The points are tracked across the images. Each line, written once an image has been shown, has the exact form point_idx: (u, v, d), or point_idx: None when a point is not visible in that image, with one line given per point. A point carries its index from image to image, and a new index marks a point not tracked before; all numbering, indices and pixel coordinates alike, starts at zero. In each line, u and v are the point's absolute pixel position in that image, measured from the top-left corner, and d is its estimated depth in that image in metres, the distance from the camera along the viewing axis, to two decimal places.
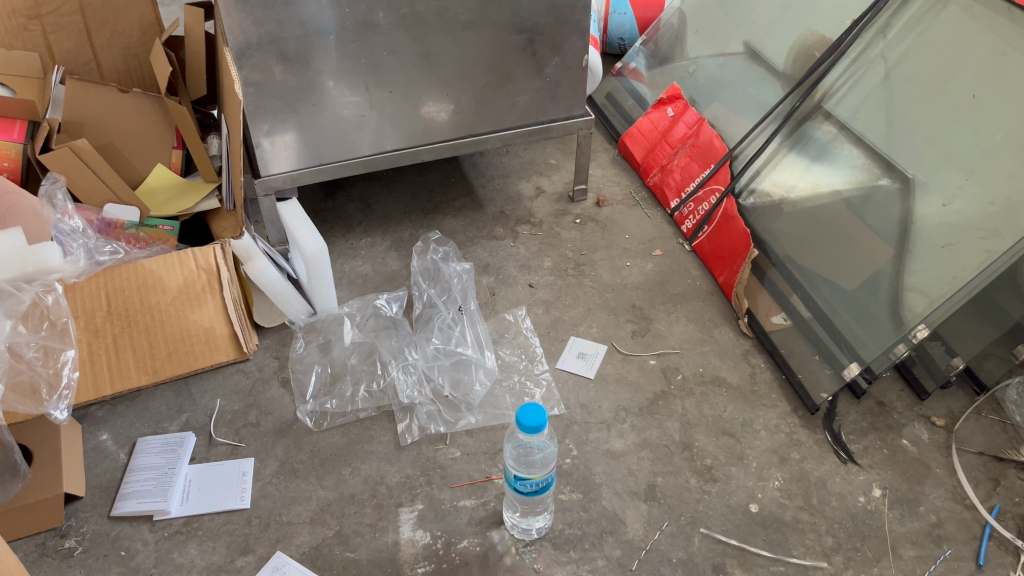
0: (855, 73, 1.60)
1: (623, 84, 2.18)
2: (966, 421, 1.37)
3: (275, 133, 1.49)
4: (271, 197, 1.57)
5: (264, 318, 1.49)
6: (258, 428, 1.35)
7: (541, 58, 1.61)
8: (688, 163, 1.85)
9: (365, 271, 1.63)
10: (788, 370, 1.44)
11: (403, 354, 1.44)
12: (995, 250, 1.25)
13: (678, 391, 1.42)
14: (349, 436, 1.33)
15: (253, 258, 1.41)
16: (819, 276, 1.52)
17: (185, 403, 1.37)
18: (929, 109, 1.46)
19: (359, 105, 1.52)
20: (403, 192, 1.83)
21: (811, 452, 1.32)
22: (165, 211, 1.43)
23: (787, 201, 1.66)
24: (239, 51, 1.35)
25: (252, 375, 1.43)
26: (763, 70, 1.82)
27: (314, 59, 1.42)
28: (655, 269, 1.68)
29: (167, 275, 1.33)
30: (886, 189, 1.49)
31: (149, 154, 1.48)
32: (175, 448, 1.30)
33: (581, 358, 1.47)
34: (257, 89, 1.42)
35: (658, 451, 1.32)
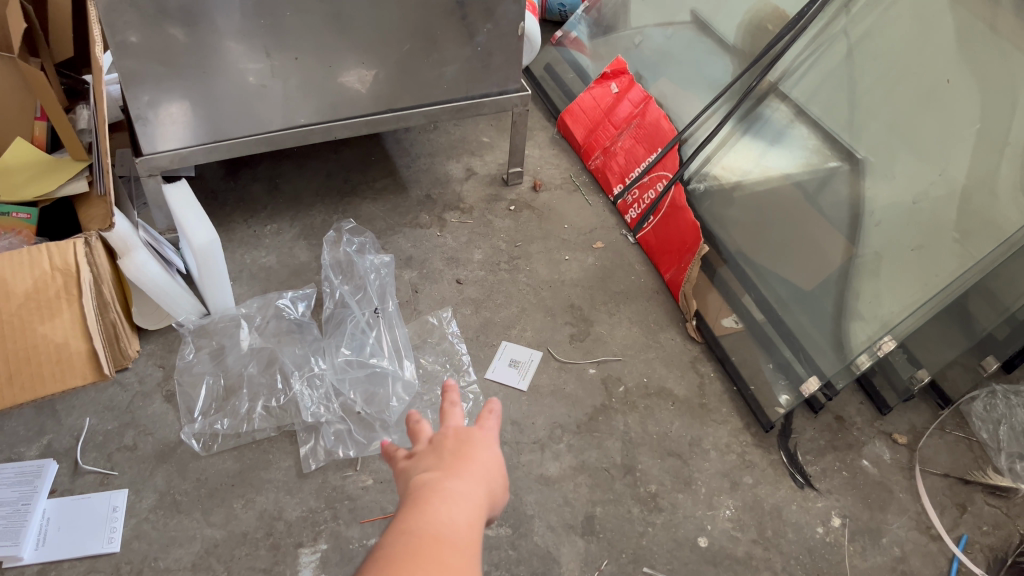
0: (815, 52, 1.45)
1: (563, 55, 2.01)
2: (929, 440, 1.27)
3: (158, 104, 1.25)
4: (156, 177, 1.35)
5: (147, 319, 1.28)
6: (135, 453, 1.15)
7: (472, 23, 1.41)
8: (633, 145, 1.69)
9: (269, 263, 1.43)
10: (740, 381, 1.32)
11: (308, 364, 1.26)
12: (972, 253, 1.13)
13: (620, 405, 1.27)
14: (243, 461, 1.15)
15: (131, 250, 1.18)
16: (769, 271, 1.40)
17: (48, 423, 1.17)
18: (896, 94, 1.31)
19: (261, 73, 1.30)
20: (316, 171, 1.64)
21: (764, 476, 1.19)
22: (21, 194, 1.20)
23: (739, 187, 1.52)
24: (107, 5, 1.10)
25: (131, 389, 1.23)
26: (715, 44, 1.66)
27: (207, 17, 1.19)
28: (595, 264, 1.53)
29: (12, 277, 1.06)
30: (840, 176, 1.36)
31: (5, 127, 1.28)
32: (32, 479, 1.09)
33: (513, 366, 1.31)
34: (134, 54, 1.17)
35: (597, 476, 1.17)
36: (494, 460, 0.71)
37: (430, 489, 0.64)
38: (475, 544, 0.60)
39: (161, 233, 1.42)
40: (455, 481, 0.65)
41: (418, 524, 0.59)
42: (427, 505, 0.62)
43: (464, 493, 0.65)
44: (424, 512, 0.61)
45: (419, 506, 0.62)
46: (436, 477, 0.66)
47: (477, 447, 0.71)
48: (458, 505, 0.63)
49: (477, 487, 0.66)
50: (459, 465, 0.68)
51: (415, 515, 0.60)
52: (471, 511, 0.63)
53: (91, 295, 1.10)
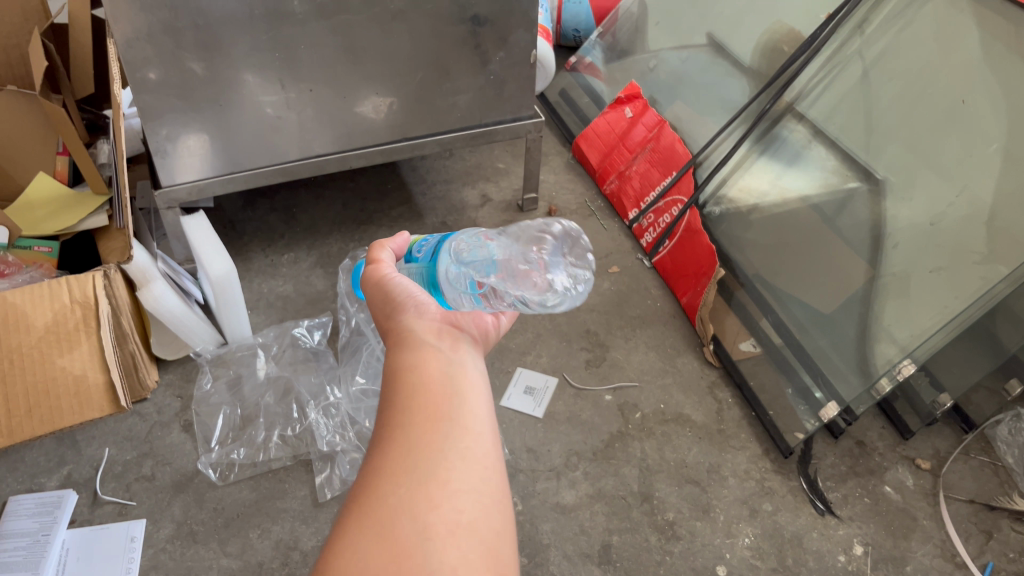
0: (830, 73, 1.42)
1: (577, 80, 2.02)
2: (953, 464, 1.25)
3: (177, 137, 1.28)
4: (176, 209, 1.37)
5: (165, 350, 1.29)
6: (153, 482, 1.15)
7: (485, 51, 1.42)
8: (647, 170, 1.69)
9: (286, 292, 1.45)
10: (759, 407, 1.30)
11: (324, 393, 1.27)
12: (990, 277, 1.09)
13: (637, 431, 1.27)
14: (259, 491, 1.15)
15: (150, 282, 1.19)
16: (787, 293, 1.39)
17: (68, 454, 1.18)
18: (914, 114, 1.27)
19: (277, 105, 1.32)
20: (333, 200, 1.65)
21: (784, 503, 1.18)
22: (41, 229, 1.23)
23: (756, 210, 1.51)
24: (124, 44, 1.12)
25: (150, 419, 1.24)
26: (730, 65, 1.64)
27: (224, 51, 1.20)
28: (611, 289, 1.53)
29: (32, 310, 1.10)
30: (861, 196, 1.33)
31: (29, 162, 1.32)
32: (51, 509, 1.10)
33: (529, 394, 1.31)
34: (152, 89, 1.19)
35: (613, 505, 1.16)
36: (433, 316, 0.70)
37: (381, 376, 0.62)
38: (456, 400, 0.59)
39: (180, 263, 1.44)
40: (398, 360, 0.64)
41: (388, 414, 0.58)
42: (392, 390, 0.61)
43: (420, 363, 0.63)
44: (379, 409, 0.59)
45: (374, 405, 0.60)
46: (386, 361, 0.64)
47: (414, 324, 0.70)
48: (409, 380, 0.61)
49: (418, 349, 0.65)
50: (406, 340, 0.66)
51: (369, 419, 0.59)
52: (429, 376, 0.61)
53: (109, 327, 1.13)
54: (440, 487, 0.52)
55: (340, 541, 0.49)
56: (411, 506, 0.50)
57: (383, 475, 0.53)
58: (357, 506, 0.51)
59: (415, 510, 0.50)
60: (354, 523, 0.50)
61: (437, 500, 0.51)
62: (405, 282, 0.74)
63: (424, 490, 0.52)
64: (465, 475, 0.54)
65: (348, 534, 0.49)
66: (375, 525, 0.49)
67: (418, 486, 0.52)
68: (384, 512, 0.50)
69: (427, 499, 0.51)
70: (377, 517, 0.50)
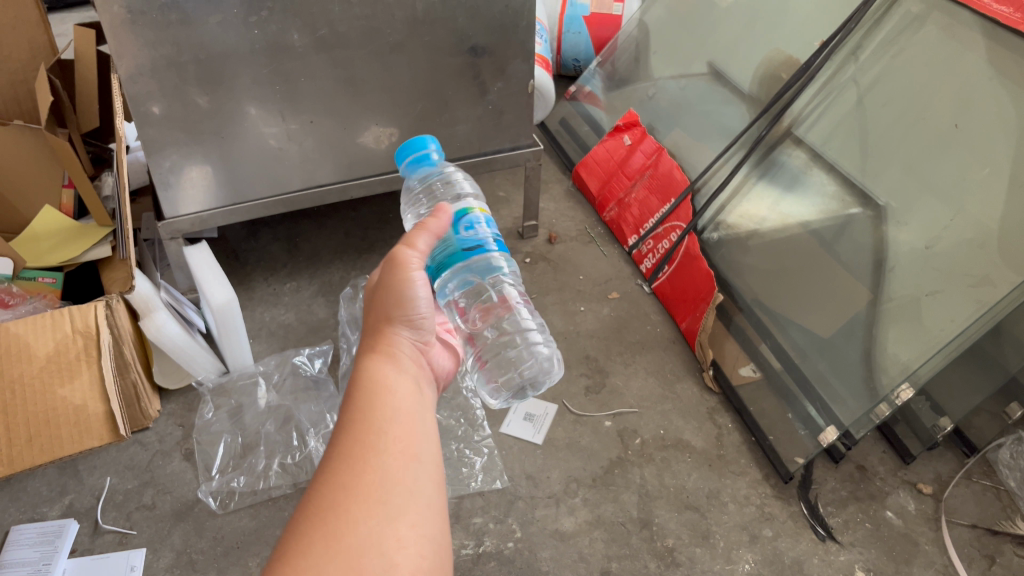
0: (825, 99, 1.44)
1: (578, 109, 2.05)
2: (955, 489, 1.24)
3: (180, 169, 1.30)
4: (178, 239, 1.39)
5: (167, 379, 1.31)
6: (153, 511, 1.16)
7: (484, 81, 1.44)
8: (646, 196, 1.70)
9: (288, 320, 1.46)
10: (759, 432, 1.30)
11: (324, 421, 1.28)
12: (986, 300, 1.09)
13: (636, 457, 1.27)
14: (259, 519, 1.15)
15: (152, 311, 1.21)
16: (787, 318, 1.39)
17: (70, 483, 1.19)
18: (908, 139, 1.28)
19: (279, 137, 1.34)
20: (335, 229, 1.67)
21: (784, 529, 1.17)
22: (46, 260, 1.25)
23: (755, 235, 1.51)
24: (128, 78, 1.15)
25: (151, 448, 1.24)
26: (728, 92, 1.66)
27: (226, 84, 1.22)
28: (611, 315, 1.54)
29: (34, 340, 1.12)
30: (861, 222, 1.32)
31: (34, 195, 1.34)
32: (52, 538, 1.11)
33: (528, 420, 1.31)
34: (155, 123, 1.22)
35: (613, 531, 1.16)
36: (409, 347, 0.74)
37: (365, 389, 0.65)
38: (429, 445, 0.64)
39: (183, 293, 1.45)
40: (385, 381, 0.67)
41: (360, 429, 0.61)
42: (367, 407, 0.64)
43: (404, 396, 0.66)
44: (361, 422, 0.62)
45: (356, 415, 0.63)
46: (372, 375, 0.67)
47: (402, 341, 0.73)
48: (393, 409, 0.64)
49: (404, 380, 0.68)
50: (394, 364, 0.70)
51: (349, 427, 0.62)
52: (410, 413, 0.65)
53: (110, 356, 1.15)
54: (408, 529, 0.56)
55: (307, 552, 0.52)
56: (380, 542, 0.54)
57: (360, 498, 0.56)
58: (330, 520, 0.54)
59: (384, 548, 0.54)
60: (320, 539, 0.53)
61: (404, 542, 0.55)
62: (421, 290, 0.75)
63: (393, 525, 0.56)
64: (431, 524, 0.58)
65: (317, 547, 0.53)
66: (345, 550, 0.53)
67: (389, 524, 0.56)
68: (355, 539, 0.54)
69: (396, 537, 0.55)
70: (345, 542, 0.53)
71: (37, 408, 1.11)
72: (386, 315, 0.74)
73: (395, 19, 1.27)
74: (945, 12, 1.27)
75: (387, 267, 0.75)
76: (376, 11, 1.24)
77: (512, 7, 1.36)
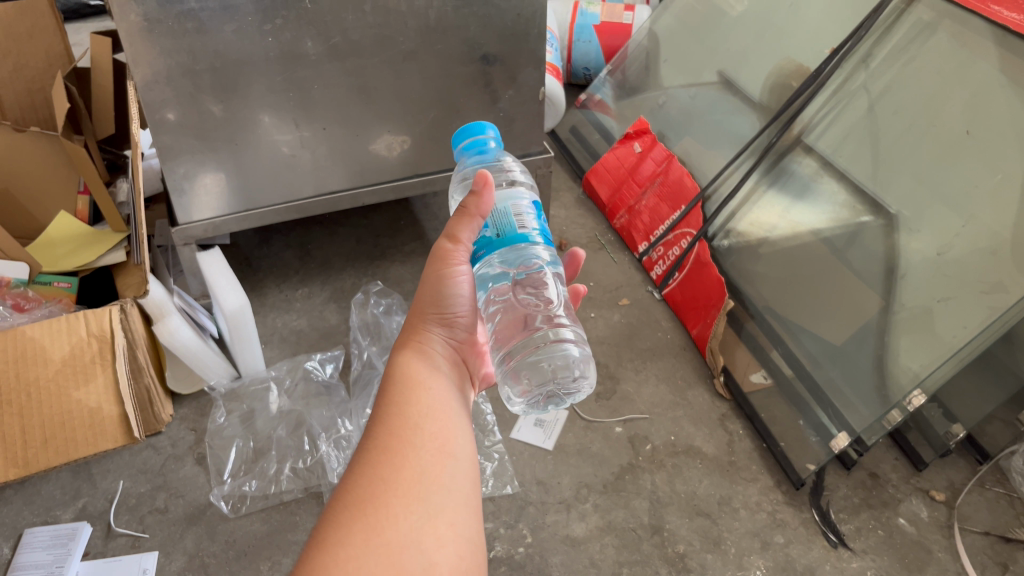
0: (836, 106, 1.44)
1: (588, 117, 2.06)
2: (969, 496, 1.24)
3: (194, 176, 1.31)
4: (191, 245, 1.40)
5: (181, 384, 1.32)
6: (166, 515, 1.16)
7: (496, 88, 1.45)
8: (657, 204, 1.71)
9: (300, 326, 1.47)
10: (770, 439, 1.30)
11: (335, 426, 1.29)
12: (999, 306, 1.09)
13: (647, 463, 1.26)
14: (270, 523, 1.16)
15: (166, 315, 1.22)
16: (798, 326, 1.39)
17: (84, 486, 1.20)
18: (919, 146, 1.28)
19: (292, 144, 1.35)
20: (347, 236, 1.68)
21: (796, 535, 1.17)
22: (61, 265, 1.27)
23: (766, 243, 1.51)
24: (144, 86, 1.16)
25: (164, 452, 1.25)
26: (739, 101, 1.66)
27: (240, 92, 1.23)
28: (622, 321, 1.54)
29: (49, 344, 1.13)
30: (873, 230, 1.32)
31: (50, 202, 1.36)
32: (65, 541, 1.11)
33: (539, 426, 1.32)
34: (170, 130, 1.23)
35: (624, 537, 1.16)
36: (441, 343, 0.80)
37: (401, 385, 0.71)
38: (464, 447, 0.67)
39: (196, 298, 1.46)
40: (420, 377, 0.72)
41: (397, 432, 0.65)
42: (405, 407, 0.68)
43: (438, 395, 0.72)
44: (397, 421, 0.66)
45: (392, 412, 0.67)
46: (408, 371, 0.73)
47: (435, 337, 0.79)
48: (427, 408, 0.69)
49: (436, 377, 0.74)
50: (426, 360, 0.75)
51: (387, 424, 0.66)
52: (444, 414, 0.69)
53: (124, 360, 1.16)
54: (445, 527, 0.60)
55: (348, 543, 0.56)
56: (418, 535, 0.58)
57: (400, 493, 0.60)
58: (370, 513, 0.58)
59: (421, 542, 0.58)
60: (361, 534, 0.56)
61: (441, 539, 0.59)
62: (463, 289, 0.79)
63: (432, 525, 0.59)
64: (466, 523, 0.62)
65: (357, 538, 0.56)
66: (384, 543, 0.56)
67: (427, 520, 0.59)
68: (395, 533, 0.57)
69: (435, 537, 0.58)
70: (385, 538, 0.57)
71: (53, 411, 1.12)
72: (423, 311, 0.79)
73: (408, 27, 1.28)
74: (955, 20, 1.27)
75: (432, 262, 0.79)
76: (389, 19, 1.25)
77: (524, 15, 1.36)
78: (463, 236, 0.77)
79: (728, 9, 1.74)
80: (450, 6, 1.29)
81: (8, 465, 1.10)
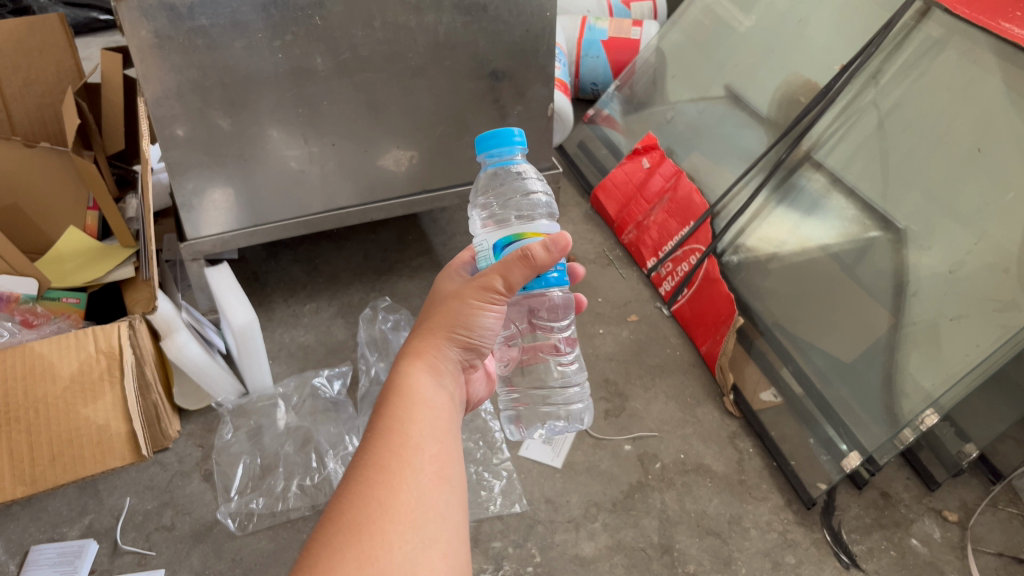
0: (845, 123, 1.43)
1: (595, 132, 2.05)
2: (981, 517, 1.23)
3: (202, 191, 1.31)
4: (200, 261, 1.41)
5: (187, 400, 1.31)
6: (172, 533, 1.16)
7: (504, 105, 1.45)
8: (665, 220, 1.70)
9: (307, 341, 1.47)
10: (780, 457, 1.29)
11: (342, 443, 1.28)
12: (1012, 324, 1.08)
13: (657, 482, 1.26)
14: (277, 541, 1.15)
15: (174, 331, 1.22)
16: (808, 343, 1.38)
17: (90, 503, 1.19)
18: (930, 162, 1.28)
19: (300, 159, 1.35)
20: (355, 251, 1.68)
21: (808, 556, 1.16)
22: (72, 280, 1.27)
23: (775, 259, 1.50)
24: (155, 101, 1.16)
25: (171, 468, 1.24)
26: (747, 116, 1.66)
27: (249, 108, 1.24)
28: (630, 337, 1.53)
29: (58, 360, 1.13)
30: (883, 247, 1.31)
31: (59, 217, 1.36)
32: (72, 559, 1.11)
33: (547, 443, 1.31)
34: (180, 145, 1.23)
35: (633, 556, 1.15)
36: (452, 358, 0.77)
37: (405, 400, 0.69)
38: (458, 472, 0.67)
39: (204, 314, 1.46)
40: (427, 398, 0.70)
41: (397, 453, 0.64)
42: (406, 425, 0.67)
43: (440, 418, 0.70)
44: (397, 438, 0.65)
45: (393, 428, 0.66)
46: (413, 386, 0.71)
47: (449, 353, 0.76)
48: (427, 430, 0.67)
49: (440, 397, 0.72)
50: (435, 378, 0.73)
51: (387, 439, 0.65)
52: (443, 437, 0.68)
53: (133, 378, 1.15)
54: (440, 557, 0.59)
55: (340, 570, 0.55)
56: (413, 564, 0.57)
57: (397, 520, 0.59)
58: (366, 539, 0.57)
59: (416, 571, 0.57)
60: (356, 561, 0.55)
61: (435, 570, 0.58)
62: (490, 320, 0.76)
63: (427, 556, 0.58)
64: (459, 552, 0.61)
65: (352, 565, 0.55)
66: (379, 572, 0.56)
67: (422, 550, 0.59)
68: (389, 562, 0.56)
69: (429, 567, 0.58)
70: (380, 566, 0.56)
71: (61, 429, 1.12)
72: (445, 327, 0.76)
73: (417, 43, 1.28)
74: (965, 36, 1.26)
75: (472, 289, 0.74)
76: (398, 36, 1.26)
77: (533, 31, 1.36)
78: (515, 279, 0.73)
79: (735, 25, 1.74)
80: (459, 22, 1.29)
81: (16, 482, 1.09)
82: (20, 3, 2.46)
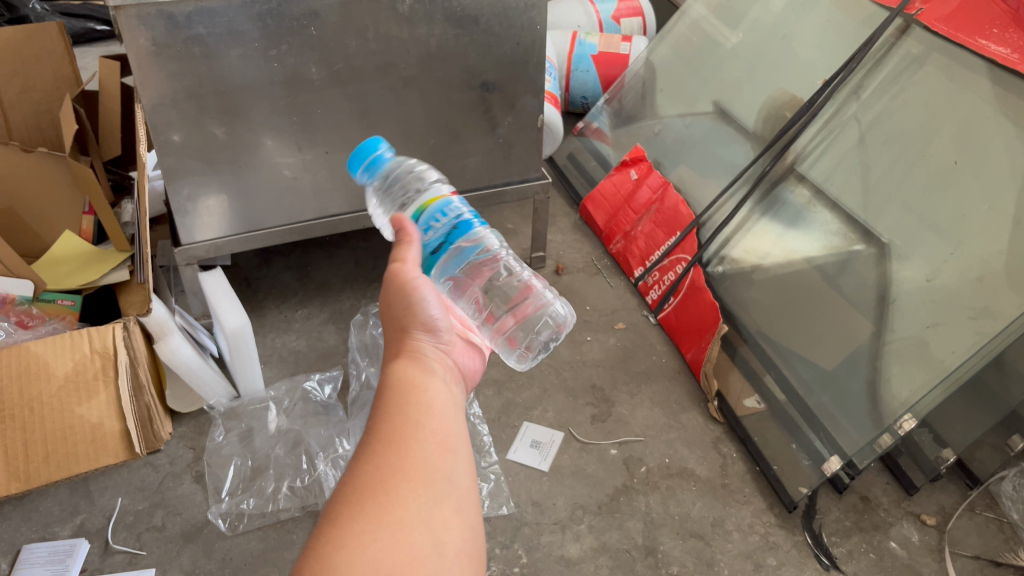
0: (828, 136, 1.47)
1: (585, 144, 2.09)
2: (959, 520, 1.26)
3: (197, 197, 1.33)
4: (193, 266, 1.43)
5: (179, 403, 1.33)
6: (163, 533, 1.17)
7: (494, 115, 1.47)
8: (652, 230, 1.73)
9: (298, 346, 1.49)
10: (763, 461, 1.32)
11: (333, 445, 1.30)
12: (987, 331, 1.11)
13: (641, 486, 1.28)
14: (267, 541, 1.16)
15: (167, 335, 1.23)
16: (791, 351, 1.40)
17: (82, 503, 1.20)
18: (910, 174, 1.31)
19: (293, 166, 1.37)
20: (346, 258, 1.70)
21: (789, 558, 1.18)
22: (66, 283, 1.28)
23: (759, 269, 1.53)
24: (152, 107, 1.19)
25: (162, 470, 1.26)
26: (733, 130, 1.70)
27: (245, 116, 1.26)
28: (617, 345, 1.56)
29: (53, 360, 1.14)
30: (863, 257, 1.34)
31: (55, 221, 1.38)
32: (63, 558, 1.12)
33: (534, 447, 1.33)
34: (176, 151, 1.25)
35: (618, 558, 1.17)
36: (433, 348, 0.78)
37: (396, 390, 0.70)
38: (462, 440, 0.68)
39: (196, 318, 1.48)
40: (416, 384, 0.71)
41: (401, 425, 0.66)
42: (402, 405, 0.68)
43: (437, 397, 0.71)
44: (398, 418, 0.67)
45: (390, 413, 0.68)
46: (401, 380, 0.72)
47: (426, 345, 0.77)
48: (426, 408, 0.69)
49: (432, 383, 0.73)
50: (419, 366, 0.74)
51: (388, 421, 0.66)
52: (444, 413, 0.70)
53: (127, 378, 1.17)
54: (452, 512, 0.62)
55: (360, 519, 0.57)
56: (426, 517, 0.60)
57: (408, 479, 0.61)
58: (381, 494, 0.59)
59: (432, 524, 0.60)
60: (373, 510, 0.58)
61: (448, 524, 0.61)
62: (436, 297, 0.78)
63: (440, 510, 0.61)
64: (468, 511, 0.63)
65: (369, 515, 0.58)
66: (396, 522, 0.58)
67: (435, 505, 0.61)
68: (404, 513, 0.59)
69: (443, 520, 0.60)
70: (395, 516, 0.58)
71: (57, 429, 1.15)
72: (405, 327, 0.78)
73: (410, 54, 1.31)
74: (943, 53, 1.30)
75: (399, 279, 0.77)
76: (391, 47, 1.29)
77: (523, 44, 1.40)
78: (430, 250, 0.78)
79: (723, 41, 1.78)
80: (452, 34, 1.32)
81: (11, 479, 1.13)
82: (17, 13, 2.46)
